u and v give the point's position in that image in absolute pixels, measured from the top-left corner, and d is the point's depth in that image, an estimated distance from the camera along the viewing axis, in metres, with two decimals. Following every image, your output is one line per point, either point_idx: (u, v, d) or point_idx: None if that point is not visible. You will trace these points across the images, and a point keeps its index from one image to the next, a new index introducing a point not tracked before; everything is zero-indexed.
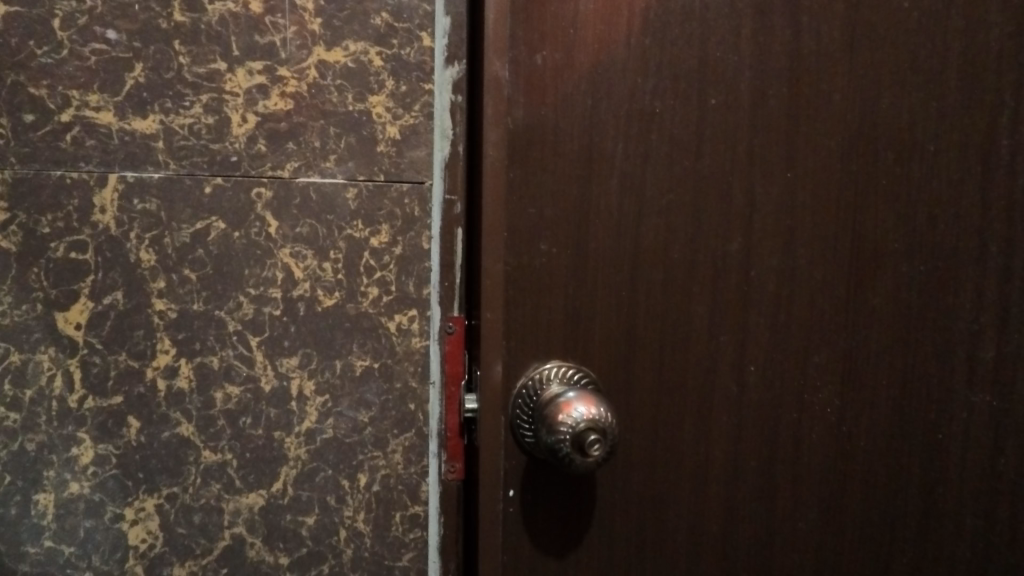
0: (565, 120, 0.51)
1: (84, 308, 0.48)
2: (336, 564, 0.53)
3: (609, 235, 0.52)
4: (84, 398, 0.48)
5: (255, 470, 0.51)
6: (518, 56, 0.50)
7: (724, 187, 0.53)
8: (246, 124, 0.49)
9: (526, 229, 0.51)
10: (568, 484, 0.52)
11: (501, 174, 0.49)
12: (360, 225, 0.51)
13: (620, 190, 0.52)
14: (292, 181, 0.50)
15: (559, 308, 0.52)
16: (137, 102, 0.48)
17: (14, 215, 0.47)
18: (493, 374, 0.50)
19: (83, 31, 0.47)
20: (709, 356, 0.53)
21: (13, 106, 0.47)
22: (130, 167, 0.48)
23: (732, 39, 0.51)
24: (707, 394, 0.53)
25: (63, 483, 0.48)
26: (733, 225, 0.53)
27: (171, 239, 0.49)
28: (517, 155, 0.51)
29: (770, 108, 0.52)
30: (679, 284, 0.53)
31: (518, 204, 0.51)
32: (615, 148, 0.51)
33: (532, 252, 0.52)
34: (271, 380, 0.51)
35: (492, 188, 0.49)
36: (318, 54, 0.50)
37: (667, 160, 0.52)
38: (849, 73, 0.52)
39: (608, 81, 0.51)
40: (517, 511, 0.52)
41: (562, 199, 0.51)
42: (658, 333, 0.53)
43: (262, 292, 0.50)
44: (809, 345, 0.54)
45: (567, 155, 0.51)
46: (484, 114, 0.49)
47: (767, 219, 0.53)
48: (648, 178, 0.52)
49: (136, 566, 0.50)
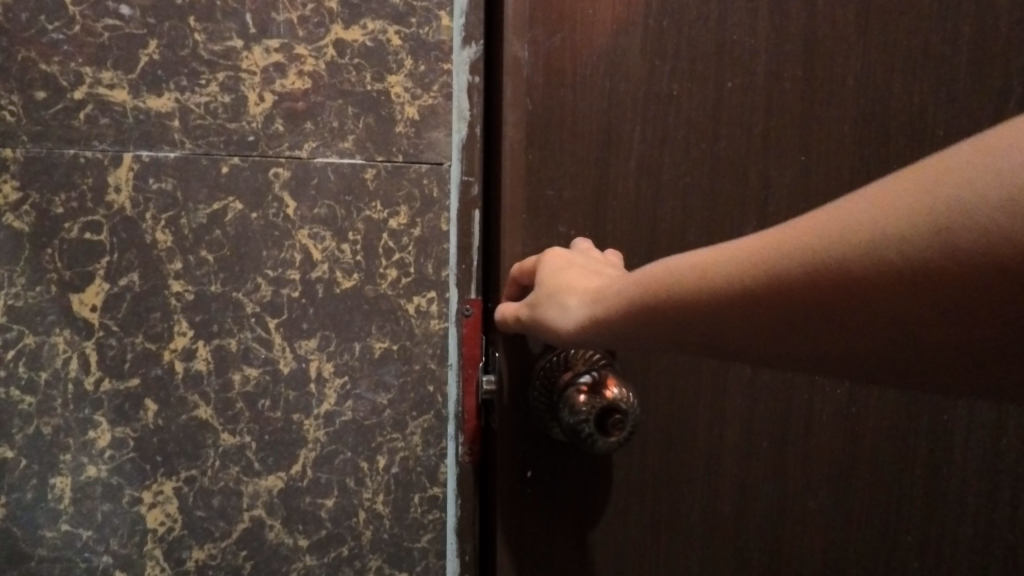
0: (584, 102, 0.51)
1: (99, 290, 0.47)
2: (355, 547, 0.53)
3: (627, 218, 0.52)
4: (100, 381, 0.48)
5: (274, 453, 0.51)
6: (536, 36, 0.50)
7: (741, 171, 0.53)
8: (263, 103, 0.49)
9: (547, 212, 0.51)
10: (584, 466, 0.53)
11: (520, 155, 0.50)
12: (379, 207, 0.51)
13: (638, 172, 0.52)
14: (309, 161, 0.50)
15: None
16: (151, 80, 0.47)
17: (27, 195, 0.46)
18: (511, 353, 0.52)
19: (95, 6, 0.46)
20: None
21: (24, 83, 0.46)
22: (145, 146, 0.47)
23: (748, 22, 0.52)
24: (721, 376, 0.54)
25: (80, 467, 0.48)
26: (749, 210, 0.53)
27: (187, 220, 0.48)
28: (536, 137, 0.51)
29: (784, 90, 0.52)
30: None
31: (538, 186, 0.51)
32: (633, 129, 0.51)
33: (551, 234, 0.51)
34: (290, 362, 0.50)
35: (512, 171, 0.51)
36: (336, 33, 0.50)
37: (684, 143, 0.52)
38: (865, 56, 0.53)
39: (626, 62, 0.51)
40: (534, 492, 0.52)
41: (579, 180, 0.51)
42: None
43: (281, 274, 0.50)
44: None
45: (585, 136, 0.51)
46: (504, 96, 0.50)
47: (781, 204, 0.53)
48: (665, 161, 0.52)
49: (155, 550, 0.49)
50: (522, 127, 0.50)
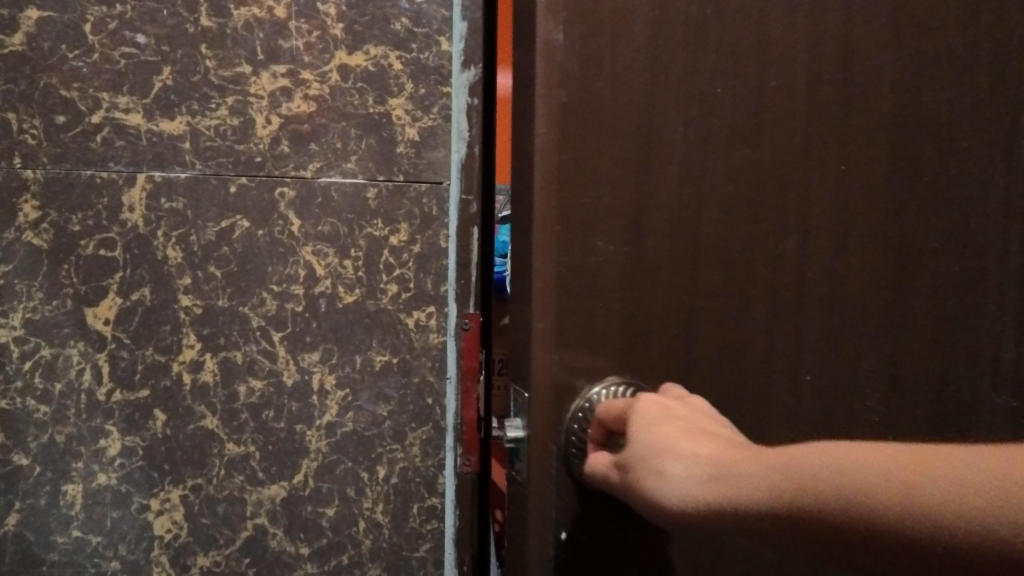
0: (622, 97, 0.44)
1: (112, 304, 0.49)
2: (355, 555, 0.54)
3: (665, 232, 0.46)
4: (112, 391, 0.50)
5: (278, 462, 0.52)
6: (572, 21, 0.43)
7: (782, 177, 0.47)
8: (270, 125, 0.51)
9: (580, 222, 0.44)
10: (623, 519, 0.45)
11: (553, 157, 0.44)
12: (380, 224, 0.53)
13: (679, 180, 0.46)
14: (313, 181, 0.52)
15: (613, 312, 0.45)
16: (164, 104, 0.49)
17: (46, 214, 0.48)
18: (543, 389, 0.44)
19: (113, 35, 0.49)
20: (766, 370, 0.48)
21: (46, 107, 0.48)
22: (158, 167, 0.50)
23: (789, 19, 0.47)
24: (763, 407, 0.48)
25: (91, 474, 0.50)
26: (791, 223, 0.48)
27: (197, 237, 0.50)
28: (572, 138, 0.44)
29: (826, 91, 0.47)
30: (728, 283, 0.47)
31: (572, 194, 0.44)
32: (674, 131, 0.45)
33: (586, 249, 0.45)
34: (293, 374, 0.52)
35: (544, 174, 0.44)
36: (340, 58, 0.52)
37: (726, 148, 0.46)
38: (910, 57, 0.48)
39: (664, 53, 0.45)
40: (570, 553, 0.45)
41: (618, 189, 0.45)
42: (716, 338, 0.46)
43: (285, 289, 0.52)
44: (874, 351, 0.49)
45: (625, 141, 0.45)
46: (534, 88, 0.43)
47: (825, 215, 0.48)
48: (707, 167, 0.46)
49: (161, 556, 0.51)
50: (558, 123, 0.43)
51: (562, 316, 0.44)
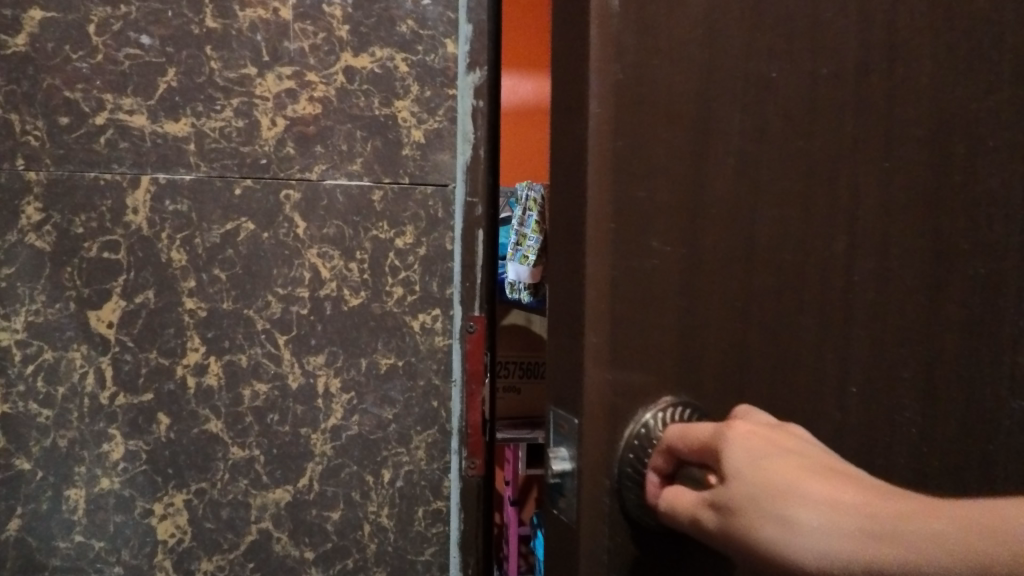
0: (681, 74, 0.35)
1: (116, 306, 0.49)
2: (360, 559, 0.54)
3: (728, 235, 0.37)
4: (116, 395, 0.49)
5: (282, 466, 0.52)
6: None
7: (855, 167, 0.39)
8: (275, 127, 0.51)
9: (636, 224, 0.35)
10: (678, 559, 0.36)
11: (609, 143, 0.34)
12: (386, 226, 0.53)
13: (741, 176, 0.37)
14: (319, 183, 0.51)
15: (668, 338, 0.36)
16: (169, 105, 0.49)
17: (49, 216, 0.48)
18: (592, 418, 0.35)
19: (117, 37, 0.48)
20: (833, 403, 0.40)
21: (48, 108, 0.48)
22: (162, 169, 0.49)
23: None
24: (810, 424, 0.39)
25: (94, 479, 0.49)
26: (861, 226, 0.40)
27: (202, 239, 0.50)
28: (629, 121, 0.34)
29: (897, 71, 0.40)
30: (789, 296, 0.39)
31: (630, 189, 0.34)
32: (735, 117, 0.37)
33: (641, 256, 0.35)
34: (298, 377, 0.52)
35: (601, 166, 0.34)
36: (345, 60, 0.52)
37: (789, 138, 0.38)
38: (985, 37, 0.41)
39: (723, 18, 0.36)
40: None
41: (677, 176, 0.36)
42: (772, 359, 0.38)
43: (290, 292, 0.51)
44: (949, 368, 0.41)
45: (685, 125, 0.35)
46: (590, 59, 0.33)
47: (896, 215, 0.40)
48: (771, 162, 0.38)
49: (164, 561, 0.51)
50: (615, 105, 0.33)
51: (614, 341, 0.34)
